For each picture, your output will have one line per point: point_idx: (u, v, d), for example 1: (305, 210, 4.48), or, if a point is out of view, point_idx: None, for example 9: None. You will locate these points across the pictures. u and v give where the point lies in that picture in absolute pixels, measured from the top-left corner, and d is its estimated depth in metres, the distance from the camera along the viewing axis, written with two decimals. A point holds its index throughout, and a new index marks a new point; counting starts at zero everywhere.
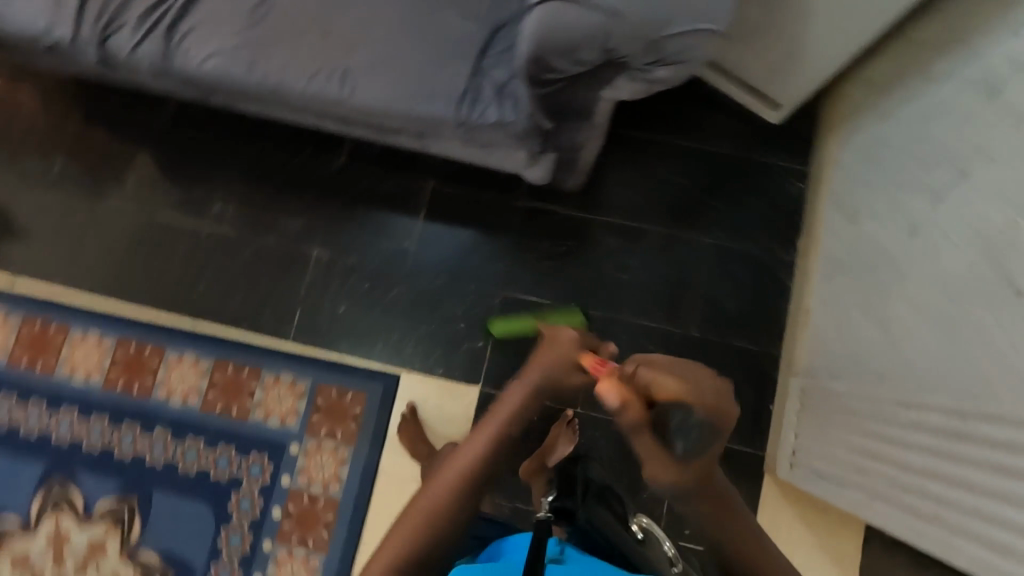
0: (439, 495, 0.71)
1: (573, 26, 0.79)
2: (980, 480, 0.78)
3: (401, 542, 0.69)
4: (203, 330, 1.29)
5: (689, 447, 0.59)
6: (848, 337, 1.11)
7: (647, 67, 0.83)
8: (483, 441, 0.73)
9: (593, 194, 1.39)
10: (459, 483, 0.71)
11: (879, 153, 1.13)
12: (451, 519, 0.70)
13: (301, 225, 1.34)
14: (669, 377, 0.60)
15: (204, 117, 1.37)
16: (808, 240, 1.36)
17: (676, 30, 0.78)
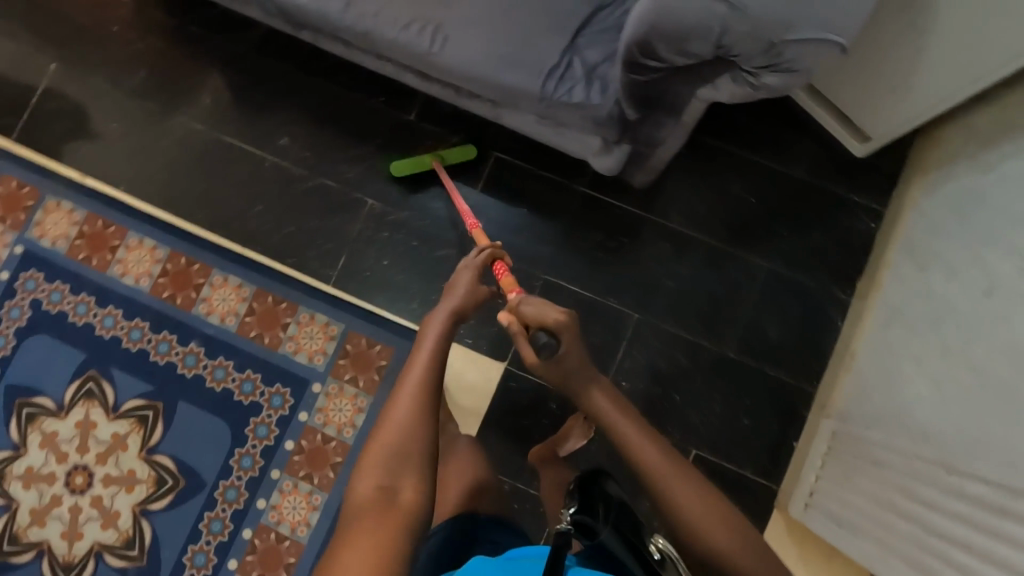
0: (397, 420, 0.77)
1: (687, 12, 0.66)
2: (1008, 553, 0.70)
3: (370, 474, 0.72)
4: (250, 255, 1.32)
5: (551, 357, 0.87)
6: (891, 391, 1.02)
7: (755, 71, 0.70)
8: (420, 365, 0.83)
9: (665, 192, 1.29)
10: (411, 406, 0.78)
11: (971, 202, 1.02)
12: (412, 440, 0.75)
13: (362, 170, 1.33)
14: (532, 306, 0.90)
15: (285, 48, 1.38)
16: (868, 278, 1.24)
17: (799, 36, 0.65)
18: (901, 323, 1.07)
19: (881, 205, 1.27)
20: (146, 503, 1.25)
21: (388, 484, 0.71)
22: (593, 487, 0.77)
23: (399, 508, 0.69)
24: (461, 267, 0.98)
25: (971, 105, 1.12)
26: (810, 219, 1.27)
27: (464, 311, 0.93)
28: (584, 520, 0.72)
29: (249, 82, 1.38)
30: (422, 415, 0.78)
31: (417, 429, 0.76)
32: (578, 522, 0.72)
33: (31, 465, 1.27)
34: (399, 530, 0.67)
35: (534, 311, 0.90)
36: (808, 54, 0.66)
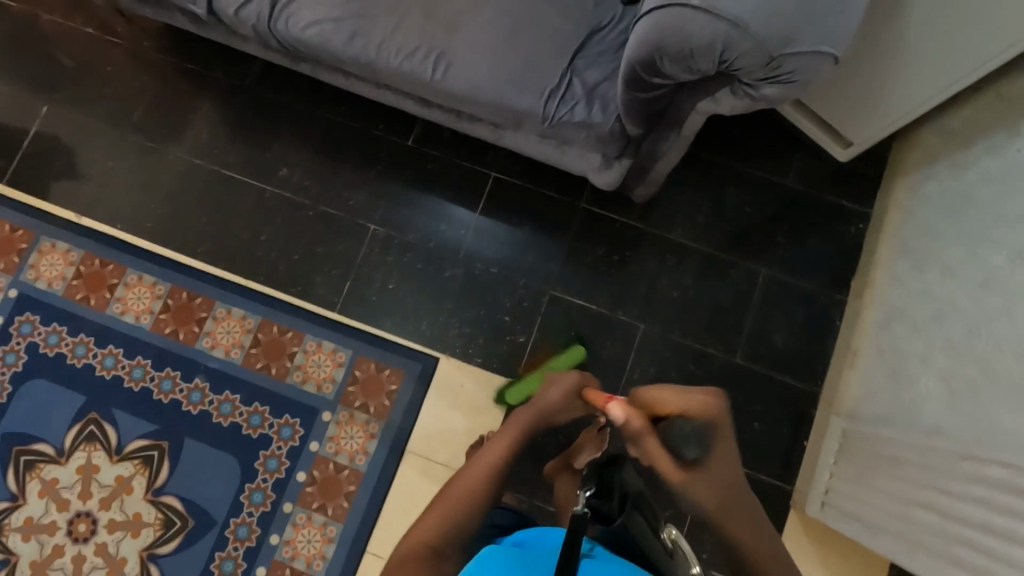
0: (458, 494, 0.76)
1: (689, 31, 0.70)
2: None
3: (423, 531, 0.72)
4: (254, 286, 1.31)
5: (700, 453, 0.64)
6: (899, 388, 1.05)
7: (755, 82, 0.75)
8: (496, 449, 0.81)
9: (662, 204, 1.33)
10: (473, 486, 0.77)
11: (960, 205, 1.08)
12: (467, 515, 0.74)
13: (363, 196, 1.35)
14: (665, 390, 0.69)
15: (282, 81, 1.40)
16: (861, 278, 1.28)
17: (798, 48, 0.69)
18: (903, 321, 1.11)
19: (868, 207, 1.32)
20: (154, 547, 1.22)
21: (437, 545, 0.70)
22: (611, 477, 0.83)
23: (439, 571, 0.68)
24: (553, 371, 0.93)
25: (945, 108, 1.19)
26: (801, 223, 1.32)
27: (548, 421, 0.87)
28: (601, 504, 0.81)
29: (247, 116, 1.39)
30: (479, 498, 0.76)
31: (475, 510, 0.75)
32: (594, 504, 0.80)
33: (31, 516, 1.23)
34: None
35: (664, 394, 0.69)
36: (806, 65, 0.71)
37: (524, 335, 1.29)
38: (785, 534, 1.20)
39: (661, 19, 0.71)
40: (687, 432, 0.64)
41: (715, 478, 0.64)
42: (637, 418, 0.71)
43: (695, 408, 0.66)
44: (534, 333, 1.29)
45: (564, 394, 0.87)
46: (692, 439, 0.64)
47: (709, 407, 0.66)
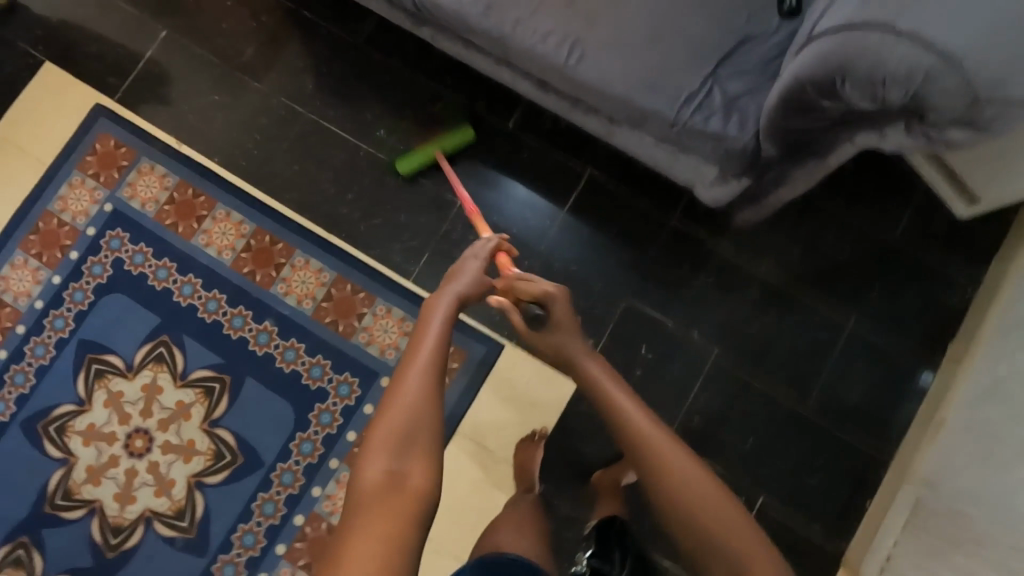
0: (402, 397, 0.66)
1: (887, 61, 0.68)
2: None
3: (376, 457, 0.63)
4: (334, 242, 1.32)
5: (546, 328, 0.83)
6: (990, 472, 0.97)
7: (942, 125, 0.71)
8: (429, 343, 0.70)
9: (759, 232, 1.27)
10: (415, 385, 0.67)
11: None
12: (419, 423, 0.65)
13: (456, 170, 1.34)
14: (525, 284, 0.84)
15: (395, 42, 1.39)
16: (960, 343, 1.20)
17: (1004, 95, 0.65)
18: (1002, 395, 1.02)
19: (980, 270, 1.24)
20: (202, 476, 1.25)
21: (396, 470, 0.63)
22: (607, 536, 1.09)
23: (410, 494, 0.62)
24: (466, 256, 0.84)
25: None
26: (903, 277, 1.25)
27: (467, 299, 0.79)
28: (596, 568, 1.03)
29: (355, 71, 1.39)
30: (426, 392, 0.67)
31: (429, 407, 0.66)
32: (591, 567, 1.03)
33: (93, 423, 1.28)
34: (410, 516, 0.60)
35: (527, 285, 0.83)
36: (1006, 114, 0.67)
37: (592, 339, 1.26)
38: None
39: (851, 41, 0.70)
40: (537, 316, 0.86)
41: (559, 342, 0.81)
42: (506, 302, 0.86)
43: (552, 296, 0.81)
44: (603, 338, 1.26)
45: (476, 275, 0.81)
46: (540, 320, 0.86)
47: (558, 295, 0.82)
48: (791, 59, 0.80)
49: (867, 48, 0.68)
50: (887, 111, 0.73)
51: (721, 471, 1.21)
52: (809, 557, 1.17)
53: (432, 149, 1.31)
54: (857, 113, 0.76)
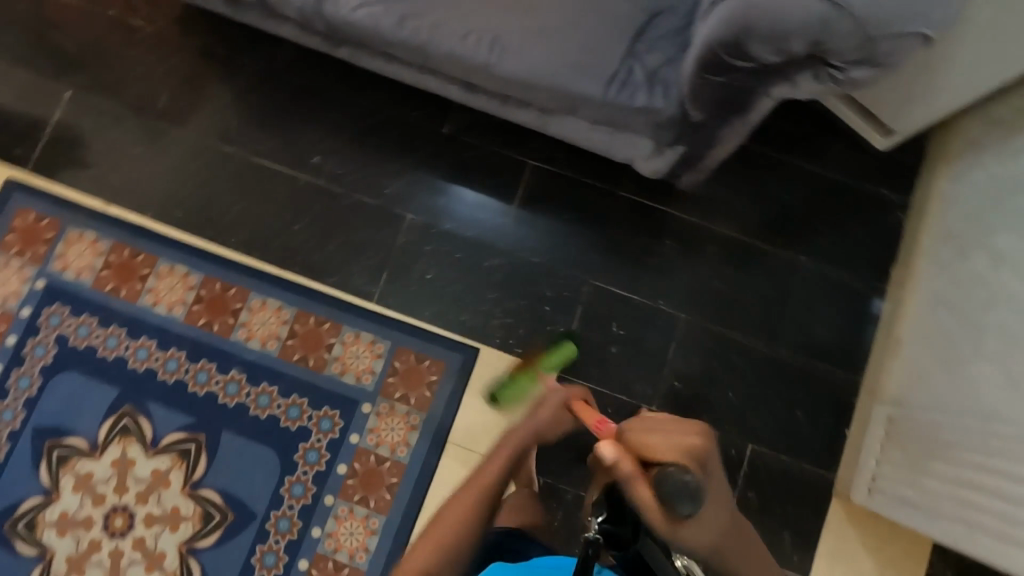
0: (453, 521, 0.77)
1: (788, 15, 0.72)
2: None
3: (414, 569, 0.73)
4: (288, 277, 1.29)
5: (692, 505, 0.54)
6: (953, 377, 1.03)
7: (845, 65, 0.76)
8: (492, 479, 0.79)
9: (705, 194, 1.32)
10: (464, 518, 0.76)
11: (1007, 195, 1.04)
12: (461, 544, 0.75)
13: (401, 184, 1.33)
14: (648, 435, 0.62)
15: (314, 66, 1.37)
16: (902, 265, 1.28)
17: (894, 30, 0.70)
18: (951, 308, 1.10)
19: (907, 196, 1.32)
20: (193, 541, 1.20)
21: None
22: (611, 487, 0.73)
23: None
24: (553, 390, 0.93)
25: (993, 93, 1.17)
26: (840, 214, 1.32)
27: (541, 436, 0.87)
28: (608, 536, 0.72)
29: (279, 102, 1.36)
30: (468, 530, 0.76)
31: (465, 546, 0.75)
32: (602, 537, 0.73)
33: (65, 510, 1.21)
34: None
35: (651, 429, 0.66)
36: (898, 49, 0.73)
37: (565, 326, 1.27)
38: (826, 522, 1.21)
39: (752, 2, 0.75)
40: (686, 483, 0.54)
41: (715, 529, 0.58)
42: (625, 459, 0.60)
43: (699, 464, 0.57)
44: (574, 323, 1.28)
45: (554, 409, 0.88)
46: (687, 493, 0.54)
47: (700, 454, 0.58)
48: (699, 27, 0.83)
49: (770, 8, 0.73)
50: (795, 62, 0.77)
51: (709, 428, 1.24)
52: (803, 493, 1.22)
53: (535, 369, 1.17)
54: (767, 72, 0.79)
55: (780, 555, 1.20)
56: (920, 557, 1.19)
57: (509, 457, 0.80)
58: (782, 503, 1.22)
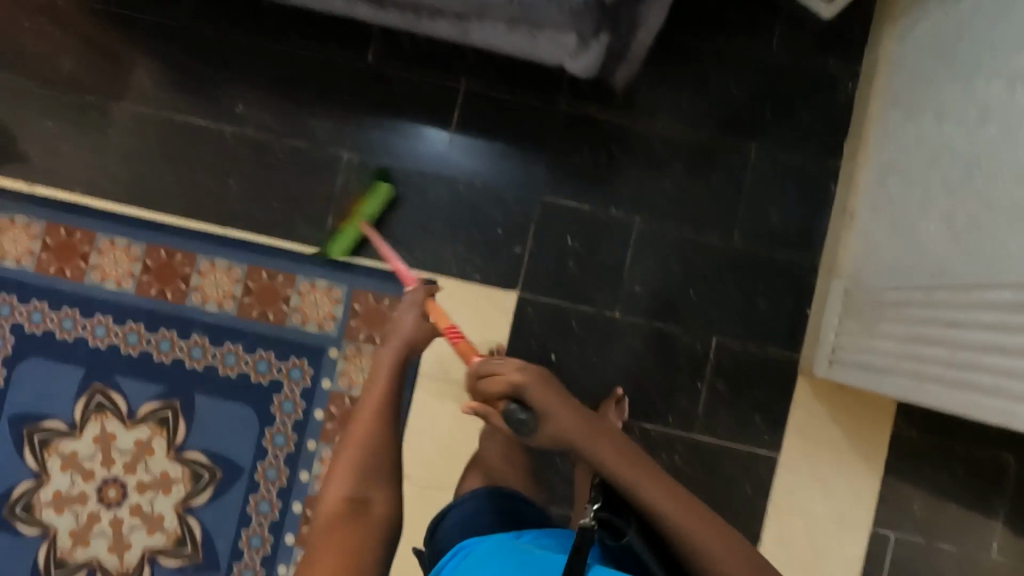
0: (359, 438, 0.78)
1: None
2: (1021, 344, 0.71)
3: (343, 484, 0.76)
4: (232, 234, 1.26)
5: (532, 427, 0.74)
6: (905, 239, 1.02)
7: None
8: (379, 392, 0.82)
9: (648, 91, 1.27)
10: (367, 428, 0.79)
11: (951, 46, 0.99)
12: (376, 458, 0.77)
13: (334, 122, 1.27)
14: (491, 374, 0.77)
15: (218, 7, 1.27)
16: (854, 138, 1.25)
17: None
18: (900, 172, 1.08)
19: (856, 64, 1.27)
20: (188, 501, 1.24)
21: (360, 497, 0.75)
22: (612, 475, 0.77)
23: (369, 517, 0.74)
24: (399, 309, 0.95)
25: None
26: (789, 93, 1.27)
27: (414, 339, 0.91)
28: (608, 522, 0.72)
29: (189, 52, 1.28)
30: (378, 432, 0.79)
31: (382, 448, 0.78)
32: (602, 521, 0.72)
33: (58, 489, 1.24)
34: (366, 538, 0.73)
35: (489, 383, 0.76)
36: None
37: (519, 246, 1.26)
38: (794, 401, 1.25)
39: None
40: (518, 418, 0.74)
41: (558, 425, 0.73)
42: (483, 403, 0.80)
43: (506, 389, 0.75)
44: (529, 244, 1.26)
45: (411, 321, 0.93)
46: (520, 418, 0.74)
47: (515, 373, 0.75)
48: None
49: None
50: None
51: (674, 328, 1.25)
52: (771, 376, 1.25)
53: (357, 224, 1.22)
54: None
55: (753, 438, 1.24)
56: (886, 422, 1.23)
57: (395, 355, 0.86)
58: (751, 390, 1.24)
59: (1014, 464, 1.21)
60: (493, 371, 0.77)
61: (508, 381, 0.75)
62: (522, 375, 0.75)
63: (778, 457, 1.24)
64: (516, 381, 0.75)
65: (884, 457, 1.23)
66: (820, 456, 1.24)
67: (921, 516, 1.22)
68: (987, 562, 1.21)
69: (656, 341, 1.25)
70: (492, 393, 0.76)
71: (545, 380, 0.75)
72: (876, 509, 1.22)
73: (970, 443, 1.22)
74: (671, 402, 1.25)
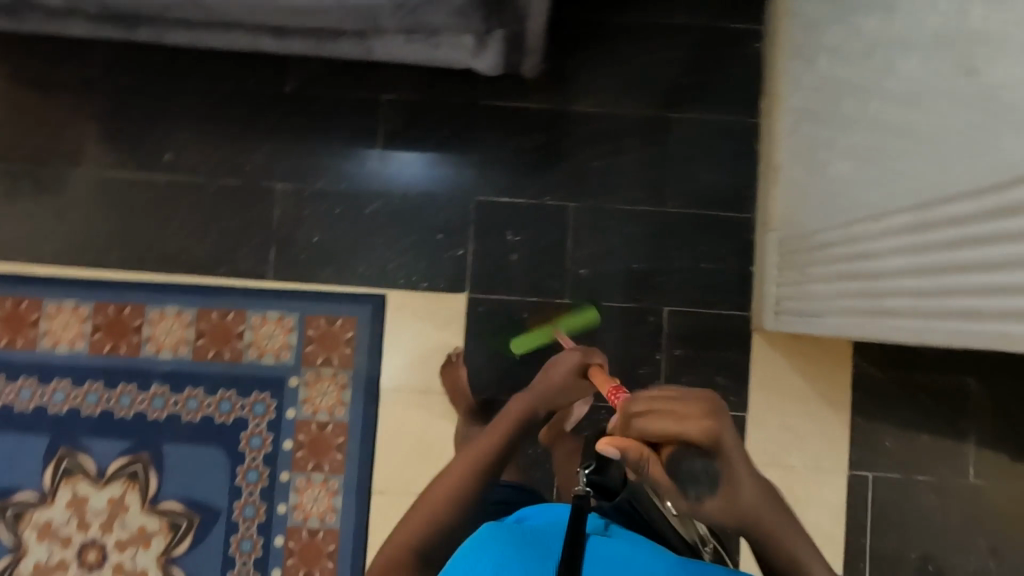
0: (444, 483, 0.82)
1: None
2: (931, 262, 0.73)
3: (413, 530, 0.79)
4: (177, 280, 1.27)
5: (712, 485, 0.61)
6: (821, 182, 1.05)
7: None
8: (485, 444, 0.86)
9: (564, 79, 1.29)
10: (456, 485, 0.81)
11: None
12: (447, 514, 0.79)
13: (262, 155, 1.29)
14: (668, 415, 0.60)
15: (133, 60, 1.29)
16: (768, 94, 1.28)
17: None
18: (809, 119, 1.11)
19: (759, 23, 1.30)
20: (169, 552, 1.23)
21: (424, 547, 0.78)
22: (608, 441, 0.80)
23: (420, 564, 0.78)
24: (554, 362, 1.04)
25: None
26: (701, 60, 1.30)
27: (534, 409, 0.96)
28: (601, 481, 0.75)
29: (111, 108, 1.29)
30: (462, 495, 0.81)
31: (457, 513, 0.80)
32: (596, 482, 0.75)
33: (38, 561, 1.23)
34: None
35: (660, 426, 0.60)
36: None
37: (462, 248, 1.28)
38: (753, 357, 1.26)
39: None
40: (697, 470, 0.60)
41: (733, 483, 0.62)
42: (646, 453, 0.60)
43: (698, 438, 0.59)
44: (471, 244, 1.27)
45: (559, 380, 1.01)
46: (701, 476, 0.60)
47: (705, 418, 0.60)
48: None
49: None
50: None
51: (625, 305, 1.27)
52: (726, 336, 1.26)
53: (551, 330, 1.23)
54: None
55: (718, 400, 1.25)
56: (846, 364, 1.25)
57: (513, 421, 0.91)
58: (710, 353, 1.26)
59: (976, 386, 1.23)
60: (669, 411, 0.61)
61: (690, 429, 0.59)
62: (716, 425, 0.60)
63: (746, 415, 1.25)
64: (701, 427, 0.59)
65: (849, 399, 1.24)
66: (786, 408, 1.25)
67: (894, 451, 1.23)
68: (965, 486, 1.22)
69: (610, 320, 1.27)
70: (666, 434, 0.60)
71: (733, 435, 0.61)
72: (850, 451, 1.24)
73: (930, 373, 1.23)
74: (633, 377, 1.26)
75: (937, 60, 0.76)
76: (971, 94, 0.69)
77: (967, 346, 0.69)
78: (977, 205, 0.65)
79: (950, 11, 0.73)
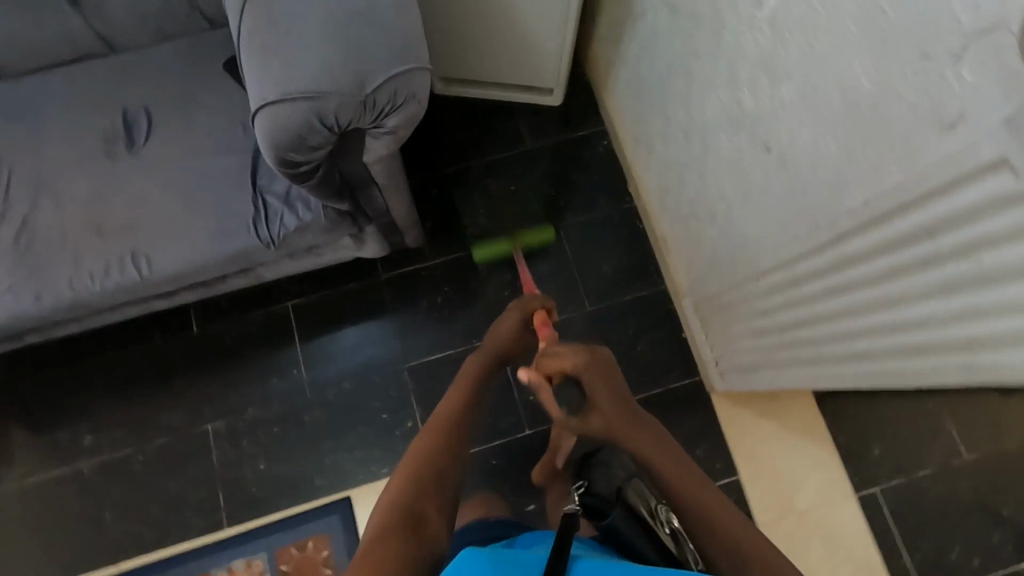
0: (433, 418, 0.74)
1: (284, 120, 0.71)
2: (808, 313, 0.78)
3: (400, 488, 0.64)
4: (129, 569, 1.17)
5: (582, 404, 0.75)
6: (699, 248, 1.13)
7: (376, 122, 0.76)
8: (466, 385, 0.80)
9: (451, 228, 1.37)
10: (440, 430, 0.72)
11: (647, 90, 1.17)
12: (436, 454, 0.68)
13: (185, 404, 1.26)
14: (553, 353, 0.76)
15: (32, 358, 1.28)
16: (631, 180, 1.40)
17: (379, 81, 0.70)
18: (670, 196, 1.21)
19: (601, 124, 1.45)
20: None
21: (415, 508, 0.62)
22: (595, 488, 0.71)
23: (423, 533, 0.60)
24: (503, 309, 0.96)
25: (596, 12, 1.34)
26: (564, 171, 1.42)
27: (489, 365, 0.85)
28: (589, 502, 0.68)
29: (18, 413, 1.25)
30: (449, 444, 0.70)
31: (443, 454, 0.69)
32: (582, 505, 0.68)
33: None
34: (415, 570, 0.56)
35: (551, 360, 0.75)
36: (402, 89, 0.72)
37: (409, 419, 1.26)
38: (721, 419, 1.27)
39: (265, 124, 0.72)
40: None
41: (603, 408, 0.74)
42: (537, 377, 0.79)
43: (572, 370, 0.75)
44: (417, 412, 1.26)
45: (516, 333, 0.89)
46: None
47: (582, 360, 0.75)
48: (246, 80, 0.75)
49: (277, 124, 0.71)
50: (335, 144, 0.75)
51: None
52: (688, 406, 1.27)
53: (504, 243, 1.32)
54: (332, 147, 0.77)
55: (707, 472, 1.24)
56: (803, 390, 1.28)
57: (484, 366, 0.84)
58: (679, 429, 1.26)
59: None
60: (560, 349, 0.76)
61: (573, 363, 0.75)
62: (593, 361, 0.75)
63: (738, 478, 1.23)
64: (580, 362, 0.75)
65: (822, 421, 1.26)
66: (772, 455, 1.25)
67: (886, 457, 1.23)
68: (965, 465, 1.22)
69: None
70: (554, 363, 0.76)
71: (608, 374, 0.76)
72: (847, 474, 1.23)
73: None
74: None
75: (736, 137, 0.87)
76: (773, 165, 0.78)
77: (876, 379, 0.75)
78: (822, 260, 0.71)
79: (736, 100, 0.84)
